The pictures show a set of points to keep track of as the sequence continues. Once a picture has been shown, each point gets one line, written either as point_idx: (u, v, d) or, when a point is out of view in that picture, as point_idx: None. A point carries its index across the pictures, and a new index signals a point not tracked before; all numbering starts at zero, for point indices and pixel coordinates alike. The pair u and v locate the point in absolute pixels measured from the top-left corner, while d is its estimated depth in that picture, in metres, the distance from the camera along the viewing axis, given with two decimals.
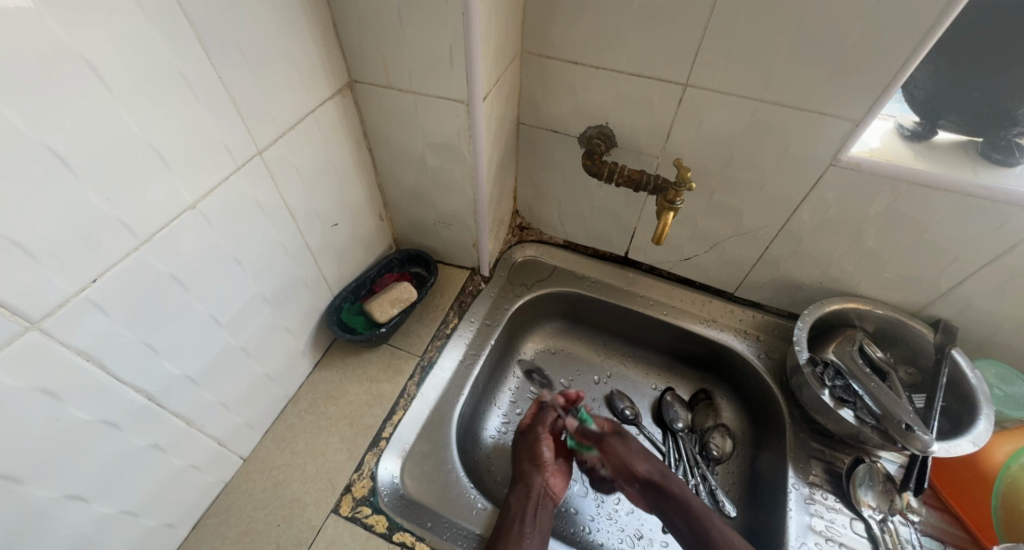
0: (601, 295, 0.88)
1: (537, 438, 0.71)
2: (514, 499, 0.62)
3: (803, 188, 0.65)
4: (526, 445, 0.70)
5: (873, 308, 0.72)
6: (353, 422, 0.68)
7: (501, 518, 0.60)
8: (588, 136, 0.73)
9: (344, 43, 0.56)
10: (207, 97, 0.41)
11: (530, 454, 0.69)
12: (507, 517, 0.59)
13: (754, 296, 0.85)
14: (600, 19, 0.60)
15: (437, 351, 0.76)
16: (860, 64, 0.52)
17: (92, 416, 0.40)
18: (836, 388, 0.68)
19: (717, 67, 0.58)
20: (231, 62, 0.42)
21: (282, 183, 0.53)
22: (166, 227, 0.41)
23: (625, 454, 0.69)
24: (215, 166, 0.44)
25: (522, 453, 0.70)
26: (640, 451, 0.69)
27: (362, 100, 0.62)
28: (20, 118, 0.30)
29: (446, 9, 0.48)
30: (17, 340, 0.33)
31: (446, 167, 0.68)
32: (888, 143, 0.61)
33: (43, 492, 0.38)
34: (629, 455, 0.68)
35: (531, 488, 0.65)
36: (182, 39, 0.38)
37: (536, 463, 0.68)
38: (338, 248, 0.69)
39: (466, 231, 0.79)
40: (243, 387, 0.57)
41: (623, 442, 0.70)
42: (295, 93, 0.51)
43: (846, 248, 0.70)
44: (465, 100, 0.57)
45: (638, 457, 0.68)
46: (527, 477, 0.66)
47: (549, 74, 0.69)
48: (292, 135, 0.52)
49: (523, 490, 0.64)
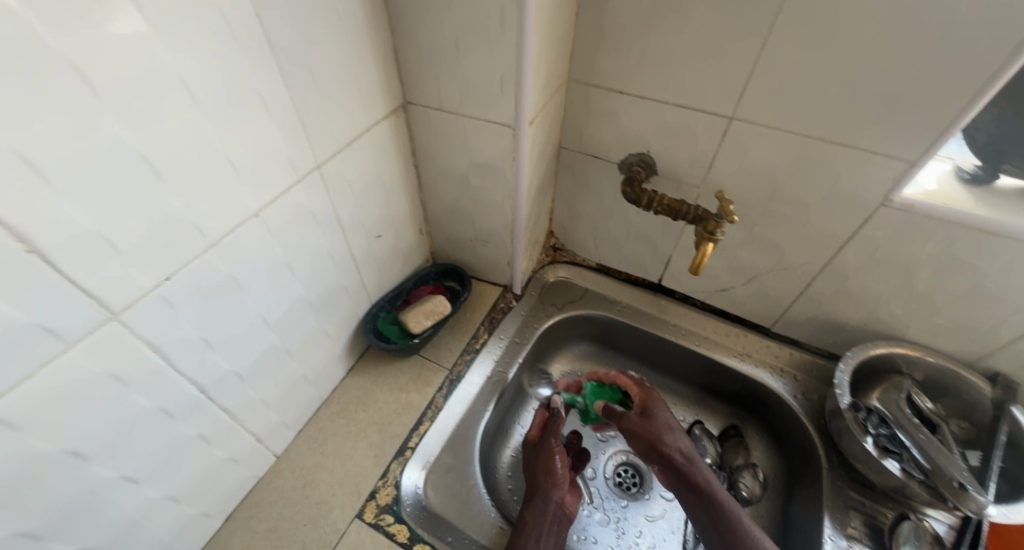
0: (632, 322, 0.88)
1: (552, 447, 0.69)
2: (529, 519, 0.60)
3: (849, 226, 0.64)
4: (539, 461, 0.68)
5: (922, 354, 0.69)
6: (381, 429, 0.69)
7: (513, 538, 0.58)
8: (629, 162, 0.74)
9: (403, 67, 0.58)
10: (280, 116, 0.44)
11: (546, 468, 0.67)
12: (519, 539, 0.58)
13: (792, 333, 0.83)
14: (648, 53, 0.61)
15: (465, 365, 0.77)
16: (919, 102, 0.51)
17: (152, 403, 0.42)
18: (881, 437, 0.65)
19: (765, 100, 0.58)
20: (304, 83, 0.45)
21: (335, 195, 0.56)
22: (231, 232, 0.43)
23: (655, 431, 0.64)
24: (280, 179, 0.47)
25: (535, 468, 0.68)
26: (670, 429, 0.65)
27: (414, 120, 0.65)
28: (130, 134, 0.32)
29: (503, 40, 0.50)
30: (98, 329, 0.35)
31: (488, 187, 0.70)
32: (944, 185, 0.59)
33: (102, 470, 0.40)
34: (655, 426, 0.65)
35: (542, 508, 0.63)
36: (265, 61, 0.40)
37: (551, 478, 0.66)
38: (379, 259, 0.72)
39: (502, 250, 0.81)
40: (283, 387, 0.60)
41: (647, 420, 0.66)
42: (354, 112, 0.54)
43: (894, 290, 0.67)
44: (512, 124, 0.59)
45: (670, 434, 0.64)
46: (541, 497, 0.64)
47: (594, 102, 0.70)
48: (348, 151, 0.56)
49: (540, 505, 0.63)
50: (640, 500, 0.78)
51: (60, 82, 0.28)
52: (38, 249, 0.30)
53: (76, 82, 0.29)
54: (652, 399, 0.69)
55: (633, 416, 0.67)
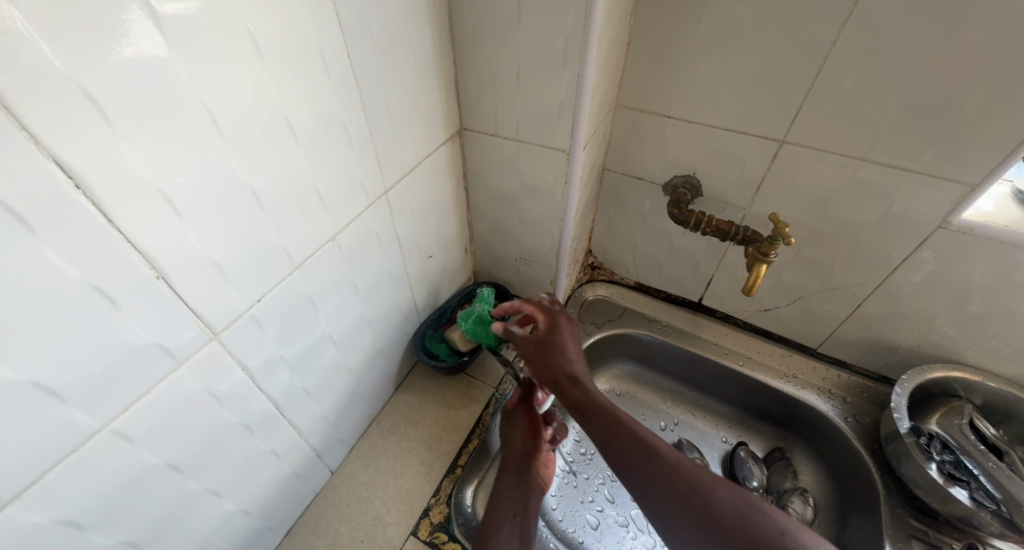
0: (671, 340, 0.88)
1: (523, 419, 0.67)
2: (505, 491, 0.57)
3: (905, 248, 0.63)
4: (512, 432, 0.66)
5: (982, 379, 0.67)
6: (431, 446, 0.70)
7: (489, 515, 0.54)
8: (673, 184, 0.75)
9: (462, 96, 0.61)
10: (359, 147, 0.46)
11: (517, 441, 0.64)
12: (496, 513, 0.54)
13: (839, 355, 0.81)
14: (699, 80, 0.63)
15: (510, 384, 0.78)
16: (981, 128, 0.51)
17: (237, 418, 0.43)
18: (946, 463, 0.63)
19: (819, 125, 0.59)
20: (380, 113, 0.48)
21: (397, 219, 0.58)
22: (313, 255, 0.45)
23: (548, 349, 0.56)
24: (354, 204, 0.49)
25: (508, 439, 0.65)
26: (564, 347, 0.56)
27: (468, 145, 0.67)
28: (240, 163, 0.35)
29: (563, 70, 0.52)
30: (202, 348, 0.37)
31: (537, 208, 0.71)
32: (1004, 208, 0.59)
33: (196, 484, 0.41)
34: (552, 346, 0.56)
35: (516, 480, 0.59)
36: (351, 96, 0.43)
37: (523, 449, 0.62)
38: (429, 278, 0.74)
39: (546, 269, 0.82)
40: (341, 403, 0.61)
41: (551, 338, 0.57)
42: (419, 140, 0.56)
43: (950, 313, 0.66)
44: (567, 150, 0.60)
45: (565, 354, 0.56)
46: (513, 470, 0.61)
47: (640, 126, 0.72)
48: (410, 176, 0.58)
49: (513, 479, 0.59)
50: None
51: (194, 121, 0.31)
52: (165, 274, 0.32)
53: (206, 120, 0.31)
54: (555, 319, 0.61)
55: (530, 345, 0.58)
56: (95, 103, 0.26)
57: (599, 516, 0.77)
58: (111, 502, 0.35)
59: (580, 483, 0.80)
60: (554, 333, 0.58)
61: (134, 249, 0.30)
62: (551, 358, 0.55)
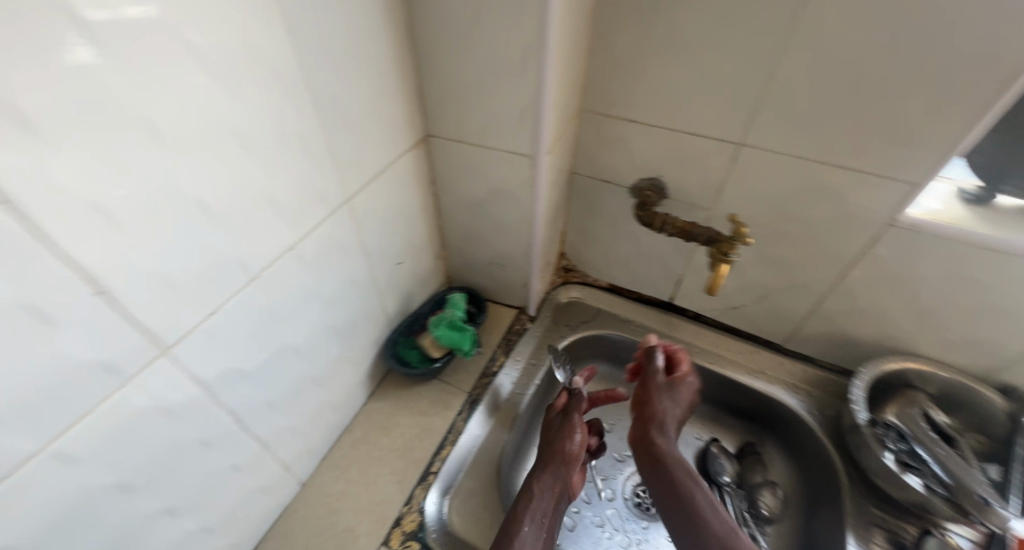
0: (644, 340, 0.89)
1: (572, 425, 0.69)
2: (537, 487, 0.62)
3: (858, 246, 0.66)
4: (558, 432, 0.69)
5: (935, 369, 0.70)
6: (403, 454, 0.70)
7: (515, 506, 0.60)
8: (640, 187, 0.76)
9: (425, 102, 0.61)
10: (316, 155, 0.46)
11: (563, 442, 0.67)
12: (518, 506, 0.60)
13: (804, 349, 0.84)
14: (658, 85, 0.64)
15: (484, 389, 0.78)
16: (921, 129, 0.53)
17: (194, 434, 0.42)
18: (901, 452, 0.66)
19: (773, 128, 0.61)
20: (338, 121, 0.47)
21: (362, 227, 0.58)
22: (271, 266, 0.45)
23: (654, 393, 0.65)
24: (314, 213, 0.48)
25: (554, 438, 0.68)
26: (665, 398, 0.64)
27: (434, 151, 0.67)
28: (185, 175, 0.34)
29: (522, 77, 0.53)
30: (151, 364, 0.36)
31: (505, 212, 0.72)
32: (948, 205, 0.61)
33: (150, 503, 0.41)
34: (669, 394, 0.64)
35: (549, 480, 0.63)
36: (304, 106, 0.43)
37: (565, 452, 0.66)
38: (400, 285, 0.74)
39: (518, 273, 0.83)
40: (309, 414, 0.60)
41: (670, 387, 0.65)
42: (382, 147, 0.56)
43: (904, 307, 0.69)
44: (530, 155, 0.61)
45: (660, 400, 0.64)
46: (551, 470, 0.64)
47: (605, 130, 0.73)
48: (374, 184, 0.57)
49: (549, 482, 0.63)
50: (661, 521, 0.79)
51: (131, 133, 0.30)
52: (106, 290, 0.32)
53: (144, 131, 0.31)
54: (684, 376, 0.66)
55: (658, 382, 0.65)
56: (19, 119, 0.25)
57: (575, 517, 0.78)
58: (55, 528, 0.34)
59: None
60: (650, 386, 0.65)
61: (70, 267, 0.29)
62: (652, 403, 0.64)
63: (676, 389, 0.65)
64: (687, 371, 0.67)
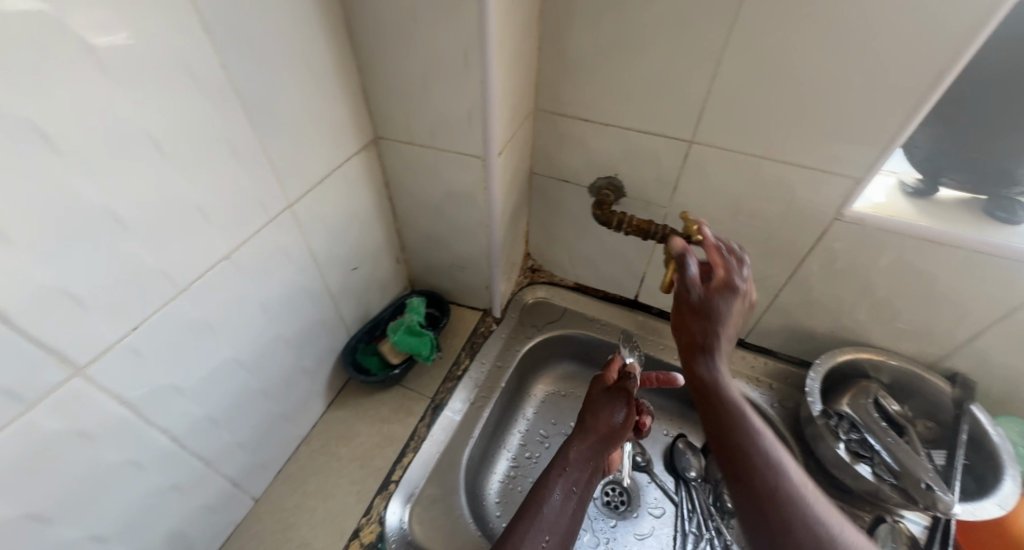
0: (610, 338, 0.89)
1: (617, 401, 0.70)
2: (573, 459, 0.66)
3: (808, 240, 0.67)
4: (603, 410, 0.70)
5: (886, 358, 0.72)
6: (363, 464, 0.68)
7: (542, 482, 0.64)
8: (598, 186, 0.76)
9: (371, 104, 0.60)
10: (248, 159, 0.44)
11: (607, 420, 0.69)
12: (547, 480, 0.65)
13: (765, 343, 0.85)
14: (609, 83, 0.64)
15: (447, 393, 0.77)
16: (859, 125, 0.54)
17: (120, 457, 0.41)
18: (852, 442, 0.67)
19: (721, 125, 0.61)
20: (271, 123, 0.46)
21: (309, 233, 0.57)
22: (202, 277, 0.43)
23: (694, 309, 0.54)
24: (250, 219, 0.47)
25: (598, 415, 0.70)
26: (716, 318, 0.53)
27: (385, 153, 0.66)
28: (89, 185, 0.32)
29: (467, 76, 0.52)
30: (62, 386, 0.34)
31: (462, 214, 0.71)
32: (891, 199, 0.63)
33: (70, 530, 0.39)
34: (708, 310, 0.53)
35: (585, 456, 0.67)
36: (230, 109, 0.41)
37: (608, 431, 0.68)
38: (357, 291, 0.72)
39: (480, 275, 0.82)
40: (259, 427, 0.58)
41: (714, 298, 0.53)
42: (326, 150, 0.55)
43: (855, 298, 0.70)
44: (482, 156, 0.60)
45: (703, 316, 0.54)
46: (588, 446, 0.67)
47: (561, 130, 0.73)
48: (319, 188, 0.56)
49: (585, 458, 0.67)
50: (629, 519, 0.80)
51: (19, 145, 0.28)
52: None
53: (37, 142, 0.29)
54: (726, 280, 0.54)
55: (692, 298, 0.55)
56: None
57: None
58: None
59: (524, 487, 0.80)
60: (691, 301, 0.55)
61: None
62: (687, 321, 0.55)
63: (722, 298, 0.53)
64: (723, 277, 0.54)
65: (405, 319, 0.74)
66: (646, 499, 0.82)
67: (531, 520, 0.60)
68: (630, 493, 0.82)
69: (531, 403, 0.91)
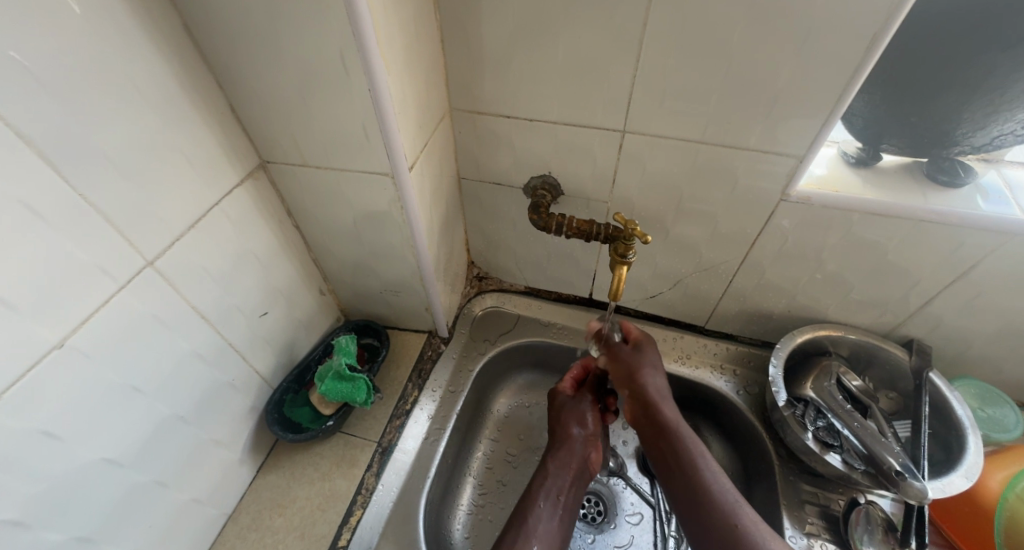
0: (568, 343, 0.84)
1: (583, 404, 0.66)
2: (551, 468, 0.61)
3: (756, 224, 0.63)
4: (570, 410, 0.66)
5: (844, 333, 0.70)
6: (303, 533, 0.60)
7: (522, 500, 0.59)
8: (533, 186, 0.69)
9: (247, 126, 0.50)
10: (67, 223, 0.35)
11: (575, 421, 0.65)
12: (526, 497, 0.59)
13: (725, 328, 0.81)
14: (525, 75, 0.57)
15: (396, 433, 0.69)
16: (793, 102, 0.50)
17: None
18: (819, 429, 0.64)
19: (652, 111, 0.56)
20: (94, 171, 0.36)
21: (189, 290, 0.47)
22: (21, 380, 0.34)
23: (632, 361, 0.64)
24: (89, 291, 0.38)
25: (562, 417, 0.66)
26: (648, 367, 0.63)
27: (279, 180, 0.56)
28: None
29: (351, 85, 0.44)
30: None
31: (383, 237, 0.63)
32: (834, 171, 0.60)
33: None
34: (639, 361, 0.64)
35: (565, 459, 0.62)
36: (18, 163, 0.32)
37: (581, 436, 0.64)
38: (273, 338, 0.63)
39: (417, 297, 0.74)
40: (160, 523, 0.50)
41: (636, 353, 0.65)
42: (193, 189, 0.45)
43: (809, 276, 0.67)
44: (389, 173, 0.52)
45: (645, 370, 0.63)
46: (563, 449, 0.63)
47: (482, 129, 0.65)
48: (193, 235, 0.46)
49: (563, 459, 0.62)
50: (607, 530, 0.75)
51: None
52: None
53: None
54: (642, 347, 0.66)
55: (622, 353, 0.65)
56: None
57: None
58: None
59: (494, 516, 0.74)
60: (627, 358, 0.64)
61: None
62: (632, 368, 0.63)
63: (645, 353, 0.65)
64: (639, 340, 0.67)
65: (332, 363, 0.65)
66: (622, 506, 0.78)
67: (516, 534, 0.55)
68: (605, 502, 0.78)
69: (494, 418, 0.84)
